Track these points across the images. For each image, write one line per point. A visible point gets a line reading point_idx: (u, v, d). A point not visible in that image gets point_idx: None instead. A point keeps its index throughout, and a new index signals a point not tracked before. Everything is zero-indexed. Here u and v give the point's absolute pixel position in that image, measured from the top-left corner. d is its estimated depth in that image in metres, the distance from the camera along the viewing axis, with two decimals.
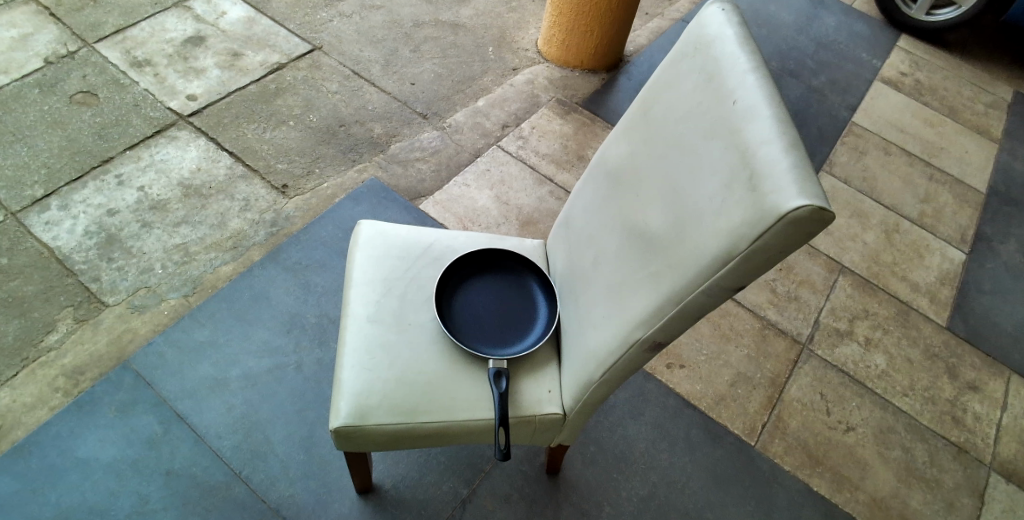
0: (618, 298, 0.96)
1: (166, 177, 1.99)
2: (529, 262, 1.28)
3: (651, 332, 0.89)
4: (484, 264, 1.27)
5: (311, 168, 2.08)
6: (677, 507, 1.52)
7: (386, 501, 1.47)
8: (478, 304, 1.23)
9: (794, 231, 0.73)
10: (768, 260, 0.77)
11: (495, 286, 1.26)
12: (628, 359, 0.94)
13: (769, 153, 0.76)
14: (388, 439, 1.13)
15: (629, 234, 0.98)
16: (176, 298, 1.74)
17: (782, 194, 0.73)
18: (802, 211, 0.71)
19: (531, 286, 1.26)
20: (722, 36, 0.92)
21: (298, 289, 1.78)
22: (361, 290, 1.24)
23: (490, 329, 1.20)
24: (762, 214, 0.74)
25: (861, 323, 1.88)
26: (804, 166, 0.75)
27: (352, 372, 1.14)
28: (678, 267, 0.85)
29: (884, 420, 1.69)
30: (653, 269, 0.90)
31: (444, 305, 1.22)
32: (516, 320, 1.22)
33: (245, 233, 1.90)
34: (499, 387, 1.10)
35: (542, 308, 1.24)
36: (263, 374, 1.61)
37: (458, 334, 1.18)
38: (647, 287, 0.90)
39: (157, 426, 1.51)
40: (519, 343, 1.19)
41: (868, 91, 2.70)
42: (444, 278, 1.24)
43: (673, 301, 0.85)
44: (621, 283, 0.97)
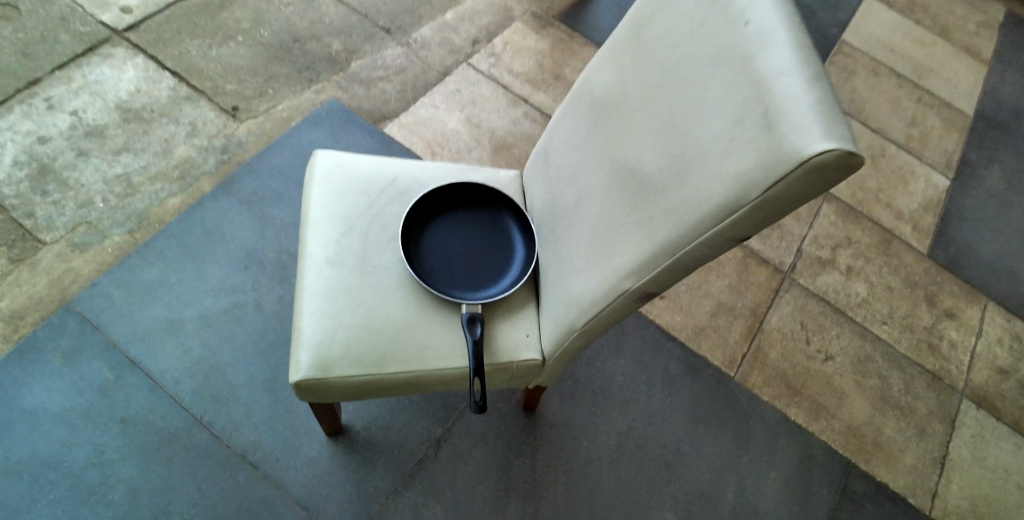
0: (604, 243, 0.88)
1: (102, 100, 1.80)
2: (505, 197, 1.17)
3: (643, 283, 0.81)
4: (455, 199, 1.17)
5: (264, 88, 1.91)
6: (656, 441, 1.50)
7: (357, 443, 1.40)
8: (449, 244, 1.14)
9: (814, 179, 0.65)
10: (778, 210, 0.69)
11: (468, 224, 1.16)
12: (617, 309, 0.87)
13: (790, 86, 0.67)
14: (354, 391, 1.07)
15: (615, 173, 0.89)
16: (121, 234, 1.61)
17: (804, 135, 0.64)
18: (827, 156, 0.63)
19: (507, 223, 1.17)
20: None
21: (255, 223, 1.65)
22: (319, 230, 1.14)
23: (462, 272, 1.12)
24: (779, 157, 0.66)
25: (843, 251, 1.84)
26: (829, 101, 0.66)
27: (311, 321, 1.07)
28: (675, 214, 0.76)
29: (862, 349, 1.68)
30: (645, 214, 0.81)
31: (412, 246, 1.12)
32: (491, 261, 1.13)
33: (193, 161, 1.75)
34: (473, 334, 1.04)
35: (520, 248, 1.15)
36: (220, 315, 1.51)
37: (427, 278, 1.10)
38: (638, 235, 0.81)
39: (109, 372, 1.42)
40: (494, 287, 1.11)
41: (859, 5, 2.56)
42: (411, 216, 1.13)
43: (668, 251, 0.77)
44: (608, 228, 0.88)
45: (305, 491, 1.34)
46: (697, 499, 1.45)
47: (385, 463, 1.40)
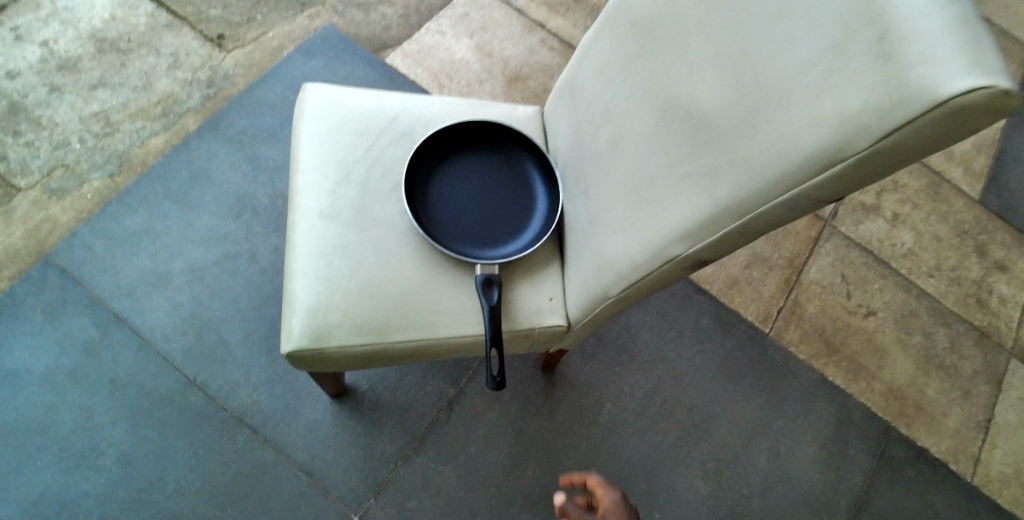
0: (648, 196, 0.74)
1: (73, 28, 1.62)
2: (524, 138, 1.02)
3: (702, 246, 0.69)
4: (466, 139, 1.02)
5: (252, 13, 1.72)
6: (684, 402, 1.40)
7: (362, 405, 1.31)
8: (460, 193, 0.99)
9: (949, 125, 0.53)
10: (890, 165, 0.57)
11: (482, 169, 1.01)
12: (666, 276, 0.75)
13: (919, 5, 0.54)
14: (355, 361, 0.96)
15: (659, 112, 0.74)
16: (100, 179, 1.47)
17: (942, 68, 0.52)
18: (974, 95, 0.51)
19: (527, 168, 1.02)
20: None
21: (246, 165, 1.51)
22: (311, 177, 1.00)
23: (476, 226, 0.98)
24: (905, 96, 0.54)
25: (889, 196, 1.68)
26: (969, 25, 0.54)
27: (305, 283, 0.94)
28: (755, 163, 0.63)
29: (907, 303, 1.55)
30: (706, 163, 0.68)
31: (418, 195, 0.98)
32: (510, 213, 0.99)
33: (176, 96, 1.58)
34: (489, 300, 0.91)
35: (543, 198, 1.00)
36: (212, 267, 1.39)
37: (435, 232, 0.96)
38: (698, 190, 0.68)
39: (93, 330, 1.31)
40: (512, 244, 0.97)
41: None
42: (415, 160, 0.98)
43: (743, 209, 0.65)
44: (652, 178, 0.74)
45: (307, 457, 1.26)
46: (726, 464, 1.36)
47: (392, 426, 1.30)
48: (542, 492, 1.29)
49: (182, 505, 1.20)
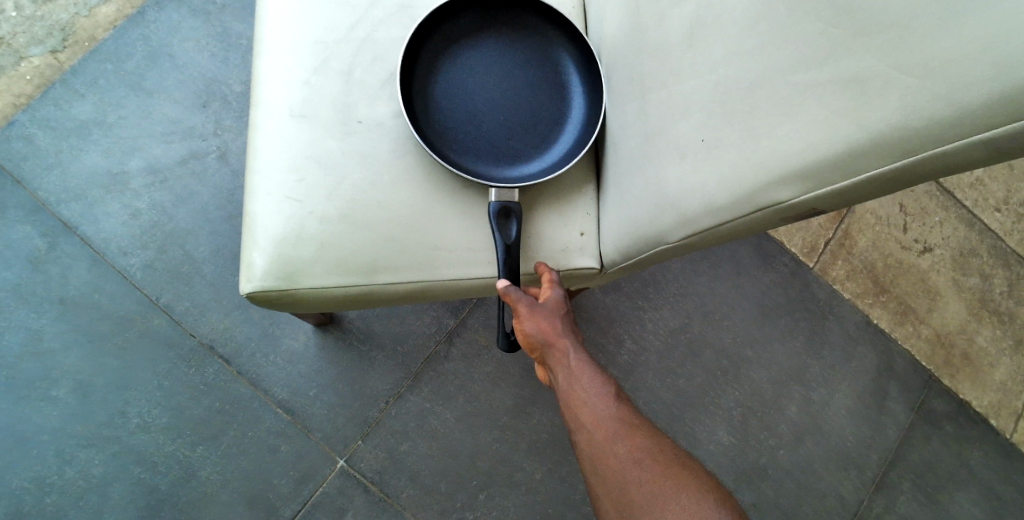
0: (768, 106, 0.57)
1: None
2: (558, 18, 0.79)
3: (825, 193, 0.55)
4: (484, 17, 0.79)
5: None
6: (712, 343, 1.26)
7: (351, 336, 1.16)
8: (472, 88, 0.77)
9: None
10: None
11: (503, 57, 0.78)
12: (779, 221, 0.59)
13: None
14: (333, 305, 0.79)
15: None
16: (41, 56, 1.22)
17: None
18: None
19: (561, 60, 0.79)
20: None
21: (215, 43, 1.26)
22: (285, 61, 0.79)
23: (491, 133, 0.77)
24: None
25: None
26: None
27: (271, 204, 0.76)
28: (964, 70, 0.47)
29: (967, 240, 1.37)
30: (851, 76, 0.52)
31: (421, 91, 0.77)
32: (536, 118, 0.78)
33: None
34: (507, 237, 0.74)
35: (579, 101, 0.79)
36: (176, 169, 1.19)
37: (441, 142, 0.76)
38: (857, 103, 0.52)
39: (39, 240, 1.13)
40: (537, 160, 0.78)
41: None
42: (414, 42, 0.76)
43: (929, 138, 0.49)
44: (761, 95, 0.58)
45: (288, 394, 1.13)
46: (752, 413, 1.24)
47: (385, 360, 1.16)
48: (548, 437, 1.17)
49: (147, 441, 1.09)
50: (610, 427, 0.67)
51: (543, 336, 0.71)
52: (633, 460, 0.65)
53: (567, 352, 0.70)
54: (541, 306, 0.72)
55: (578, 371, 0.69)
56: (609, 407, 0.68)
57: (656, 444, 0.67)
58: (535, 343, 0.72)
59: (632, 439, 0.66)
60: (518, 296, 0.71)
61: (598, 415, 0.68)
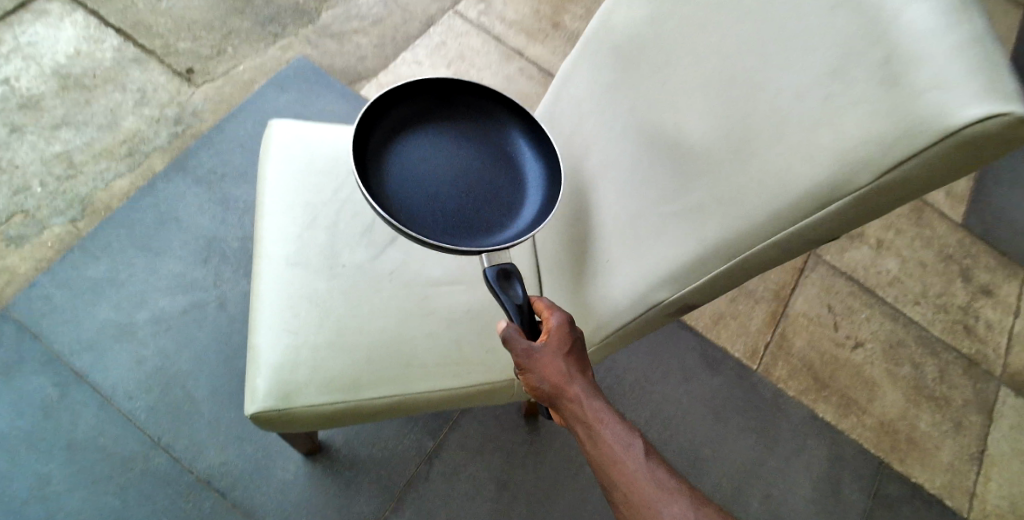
0: (639, 225, 0.74)
1: (36, 65, 1.60)
2: (503, 100, 0.89)
3: (686, 293, 0.69)
4: (444, 102, 0.88)
5: (222, 47, 1.73)
6: (670, 446, 1.35)
7: (337, 462, 1.25)
8: (438, 168, 0.86)
9: (961, 158, 0.50)
10: (893, 198, 0.55)
11: (470, 145, 0.88)
12: (666, 316, 0.74)
13: (920, 25, 0.52)
14: (323, 420, 0.91)
15: (651, 138, 0.74)
16: (62, 225, 1.41)
17: (953, 97, 0.49)
18: (984, 127, 0.48)
19: (509, 136, 0.89)
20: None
21: (214, 206, 1.45)
22: (278, 220, 0.96)
23: (454, 205, 0.84)
24: (914, 130, 0.51)
25: (873, 222, 1.68)
26: (979, 45, 0.51)
27: (270, 337, 0.89)
28: (756, 192, 0.61)
29: (894, 332, 1.53)
30: (696, 200, 0.67)
31: (387, 170, 0.84)
32: (501, 194, 0.86)
33: (143, 135, 1.55)
34: (514, 299, 0.76)
35: (532, 168, 0.88)
36: (178, 317, 1.33)
37: (412, 215, 0.82)
38: (694, 222, 0.67)
39: (52, 389, 1.24)
40: (499, 228, 0.84)
41: None
42: (380, 123, 0.84)
43: (743, 245, 0.63)
44: (641, 214, 0.74)
45: None
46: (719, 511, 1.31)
47: (370, 485, 1.25)
48: None
49: None
50: (640, 478, 0.66)
51: (556, 381, 0.71)
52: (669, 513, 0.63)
53: (583, 401, 0.70)
54: (542, 355, 0.71)
55: (598, 421, 0.69)
56: (637, 458, 0.67)
57: (693, 494, 0.65)
58: (546, 393, 0.72)
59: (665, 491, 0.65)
60: (517, 348, 0.71)
61: (626, 466, 0.67)
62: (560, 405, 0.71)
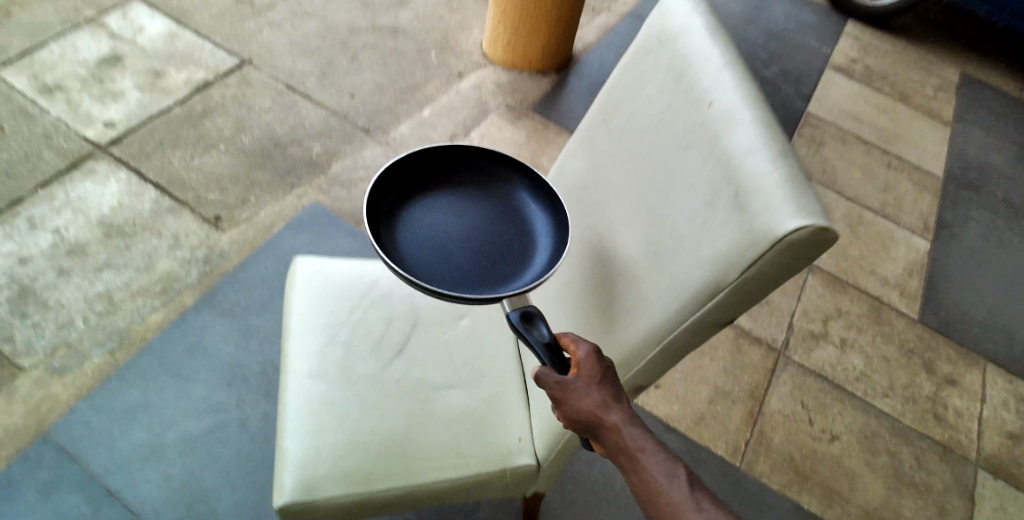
0: (601, 318, 0.91)
1: (84, 216, 1.83)
2: (505, 160, 1.04)
3: (630, 376, 0.85)
4: (454, 167, 1.04)
5: (246, 196, 1.98)
6: None
7: None
8: (447, 225, 1.01)
9: (793, 256, 0.66)
10: (761, 288, 0.70)
11: (475, 202, 1.03)
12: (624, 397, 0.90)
13: (754, 164, 0.70)
14: (342, 512, 1.02)
15: (601, 254, 0.94)
16: (101, 355, 1.56)
17: (776, 214, 0.66)
18: (801, 234, 0.64)
19: (513, 190, 1.04)
20: (690, 25, 0.87)
21: (238, 335, 1.62)
22: (302, 340, 1.16)
23: (466, 257, 0.99)
24: (755, 239, 0.67)
25: (835, 323, 1.85)
26: (798, 180, 0.68)
27: (295, 438, 1.04)
28: (664, 294, 0.78)
29: (867, 424, 1.65)
30: (630, 298, 0.85)
31: (406, 230, 0.99)
32: (508, 243, 1.00)
33: (176, 274, 1.75)
34: (541, 336, 0.84)
35: (537, 217, 1.02)
36: (204, 435, 1.45)
37: (430, 265, 0.97)
38: (628, 318, 0.84)
39: (85, 506, 1.34)
40: (510, 271, 0.98)
41: (820, 79, 2.73)
42: (398, 189, 1.00)
43: (659, 336, 0.79)
44: (598, 312, 0.92)
45: None
46: None
47: None
48: None
49: None
50: (679, 503, 0.71)
51: (596, 412, 0.76)
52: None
53: (623, 430, 0.75)
54: (576, 386, 0.78)
55: (638, 449, 0.75)
56: (675, 483, 0.73)
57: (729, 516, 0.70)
58: (584, 422, 0.78)
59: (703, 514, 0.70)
60: (553, 381, 0.78)
61: (666, 492, 0.72)
62: (600, 431, 0.76)
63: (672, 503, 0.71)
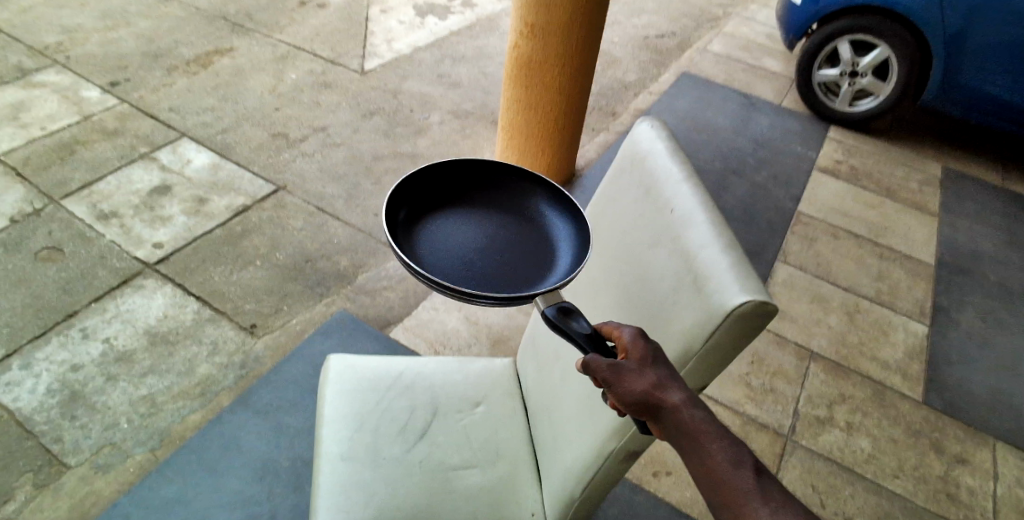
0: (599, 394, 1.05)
1: (132, 327, 2.01)
2: (525, 175, 1.04)
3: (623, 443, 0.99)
4: (474, 181, 1.04)
5: (279, 306, 2.15)
6: None
7: None
8: (464, 237, 0.99)
9: (743, 327, 0.78)
10: (728, 352, 0.83)
11: (493, 217, 1.03)
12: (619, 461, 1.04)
13: (708, 255, 0.85)
14: None
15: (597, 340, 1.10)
16: (142, 454, 1.68)
17: (726, 293, 0.79)
18: (745, 307, 0.77)
19: (533, 205, 1.03)
20: (655, 149, 1.06)
21: (270, 433, 1.73)
22: (334, 427, 1.28)
23: (487, 264, 0.96)
24: (710, 315, 0.80)
25: (839, 407, 1.91)
26: (742, 266, 0.82)
27: (327, 515, 1.14)
28: None
29: (879, 505, 1.67)
30: None
31: (426, 237, 0.97)
32: (529, 252, 0.99)
33: (213, 378, 1.89)
34: (581, 327, 0.79)
35: (558, 228, 1.01)
36: None
37: (453, 270, 0.93)
38: None
39: None
40: (534, 276, 0.95)
41: (808, 181, 2.93)
42: (417, 199, 0.99)
43: None
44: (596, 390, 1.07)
45: None
46: None
47: None
48: None
49: None
50: (747, 491, 0.65)
51: (653, 392, 0.71)
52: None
53: (685, 412, 0.70)
54: (631, 369, 0.73)
55: (700, 433, 0.69)
56: (742, 470, 0.67)
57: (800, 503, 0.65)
58: (639, 406, 0.72)
59: (775, 504, 0.64)
60: (607, 363, 0.72)
61: (732, 480, 0.66)
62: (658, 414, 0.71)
63: (739, 490, 0.66)
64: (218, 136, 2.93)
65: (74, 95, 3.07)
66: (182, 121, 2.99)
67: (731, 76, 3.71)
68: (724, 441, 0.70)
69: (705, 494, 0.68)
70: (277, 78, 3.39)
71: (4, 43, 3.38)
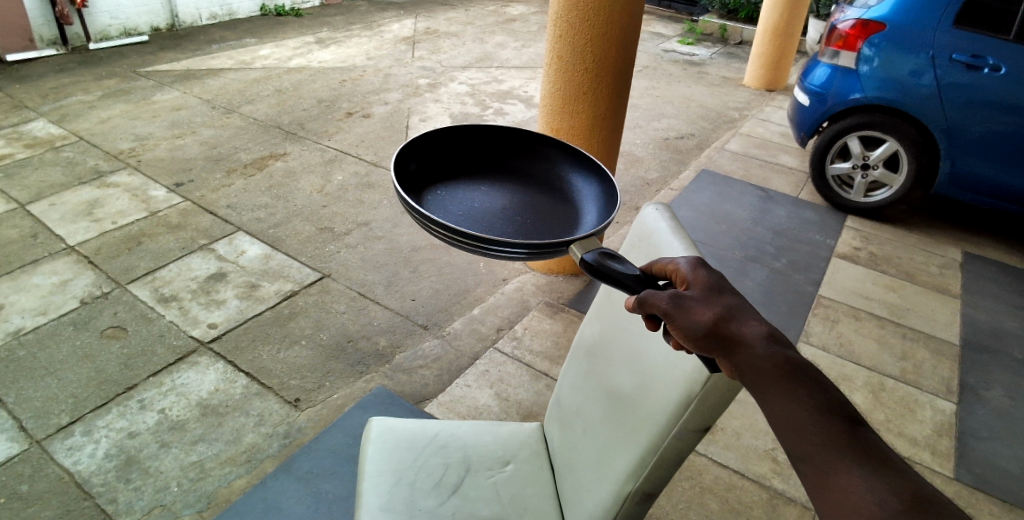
0: (617, 438, 1.17)
1: (185, 399, 2.15)
2: (551, 142, 1.06)
3: (639, 485, 1.10)
4: (497, 150, 1.07)
5: (321, 381, 2.28)
6: None
7: None
8: (486, 199, 1.01)
9: None
10: (726, 392, 0.98)
11: (516, 183, 1.05)
12: (636, 505, 1.13)
13: None
14: None
15: (614, 394, 1.23)
16: (190, 515, 1.77)
17: None
18: None
19: (560, 172, 1.05)
20: (659, 227, 1.20)
21: (309, 498, 1.80)
22: (374, 481, 1.37)
23: (506, 219, 0.97)
24: None
25: None
26: None
27: None
28: (654, 413, 1.06)
29: None
30: (634, 421, 1.13)
31: (442, 195, 1.01)
32: (553, 216, 0.99)
33: (258, 446, 2.00)
34: (624, 267, 0.76)
35: (585, 191, 1.01)
36: None
37: (471, 221, 0.95)
38: (634, 436, 1.11)
39: None
40: (558, 231, 0.95)
41: (827, 267, 3.03)
42: (436, 161, 1.04)
43: (654, 446, 1.06)
44: (613, 439, 1.19)
45: None
46: None
47: None
48: None
49: None
50: (839, 446, 0.60)
51: (725, 328, 0.66)
52: (881, 491, 0.57)
53: (759, 350, 0.65)
54: (696, 305, 0.68)
55: (779, 375, 0.64)
56: (834, 423, 0.61)
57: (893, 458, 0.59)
58: (708, 343, 0.66)
59: (871, 461, 0.59)
60: (668, 298, 0.68)
61: (818, 431, 0.61)
62: (729, 352, 0.66)
63: (828, 446, 0.60)
64: (270, 229, 3.19)
65: (143, 194, 3.40)
66: (238, 217, 3.27)
67: (749, 172, 3.92)
68: (810, 386, 0.64)
69: (785, 446, 0.63)
70: (325, 179, 3.69)
71: (85, 150, 3.80)
